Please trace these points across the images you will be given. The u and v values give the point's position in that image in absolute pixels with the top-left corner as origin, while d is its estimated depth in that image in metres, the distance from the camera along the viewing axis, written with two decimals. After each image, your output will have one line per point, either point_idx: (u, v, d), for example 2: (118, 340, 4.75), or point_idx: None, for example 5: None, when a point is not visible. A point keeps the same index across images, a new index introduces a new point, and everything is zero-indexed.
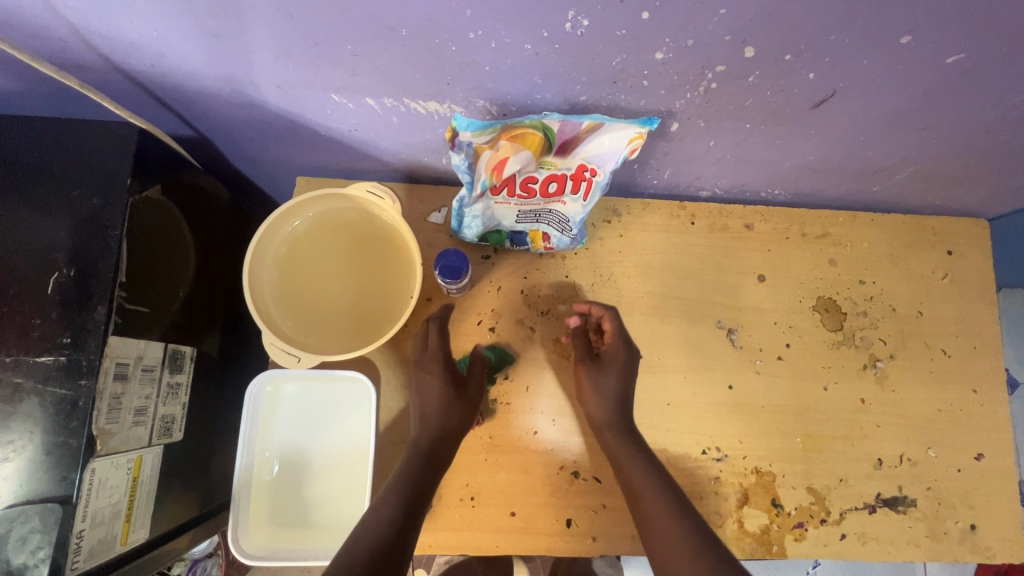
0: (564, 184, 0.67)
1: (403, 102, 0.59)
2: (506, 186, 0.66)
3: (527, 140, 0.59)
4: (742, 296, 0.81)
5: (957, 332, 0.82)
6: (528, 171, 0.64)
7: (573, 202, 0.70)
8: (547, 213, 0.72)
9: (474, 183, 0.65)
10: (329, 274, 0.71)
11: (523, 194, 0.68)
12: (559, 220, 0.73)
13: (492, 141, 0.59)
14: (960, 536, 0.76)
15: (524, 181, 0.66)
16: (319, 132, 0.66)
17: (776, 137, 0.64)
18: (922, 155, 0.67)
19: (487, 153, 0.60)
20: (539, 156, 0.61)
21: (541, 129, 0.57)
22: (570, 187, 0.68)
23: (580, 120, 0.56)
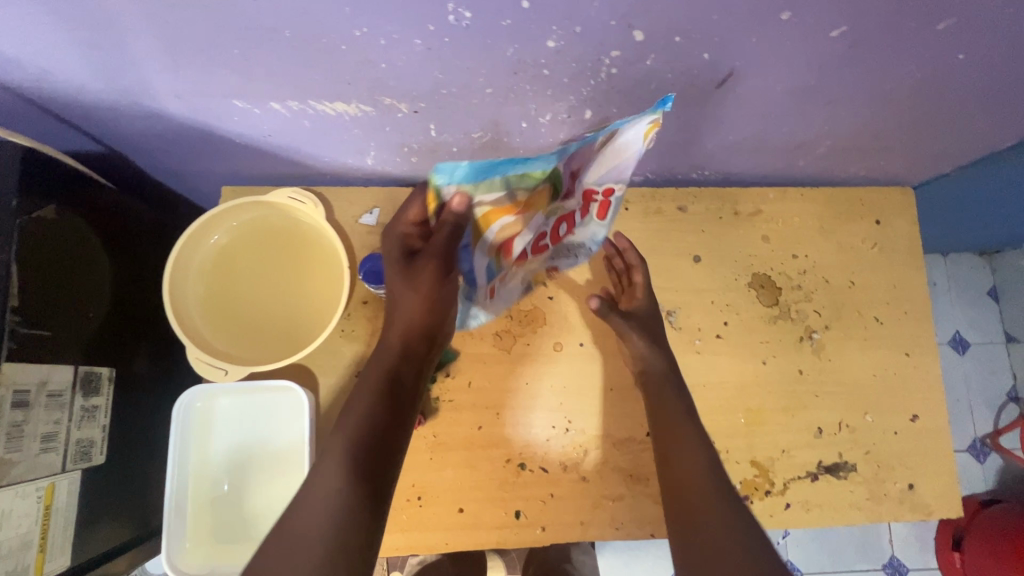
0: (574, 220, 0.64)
1: (309, 105, 0.58)
2: (519, 254, 0.65)
3: (537, 193, 0.55)
4: (679, 277, 0.82)
5: (888, 299, 0.84)
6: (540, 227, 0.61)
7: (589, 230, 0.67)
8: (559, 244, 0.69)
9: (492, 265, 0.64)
10: (257, 284, 0.70)
11: (536, 250, 0.66)
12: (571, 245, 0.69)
13: (500, 197, 0.55)
14: (899, 496, 0.79)
15: (534, 242, 0.64)
16: (232, 140, 0.65)
17: (690, 119, 0.65)
18: (834, 128, 0.69)
19: (499, 217, 0.58)
20: (548, 204, 0.57)
21: (548, 176, 0.53)
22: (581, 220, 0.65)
23: (591, 137, 0.51)
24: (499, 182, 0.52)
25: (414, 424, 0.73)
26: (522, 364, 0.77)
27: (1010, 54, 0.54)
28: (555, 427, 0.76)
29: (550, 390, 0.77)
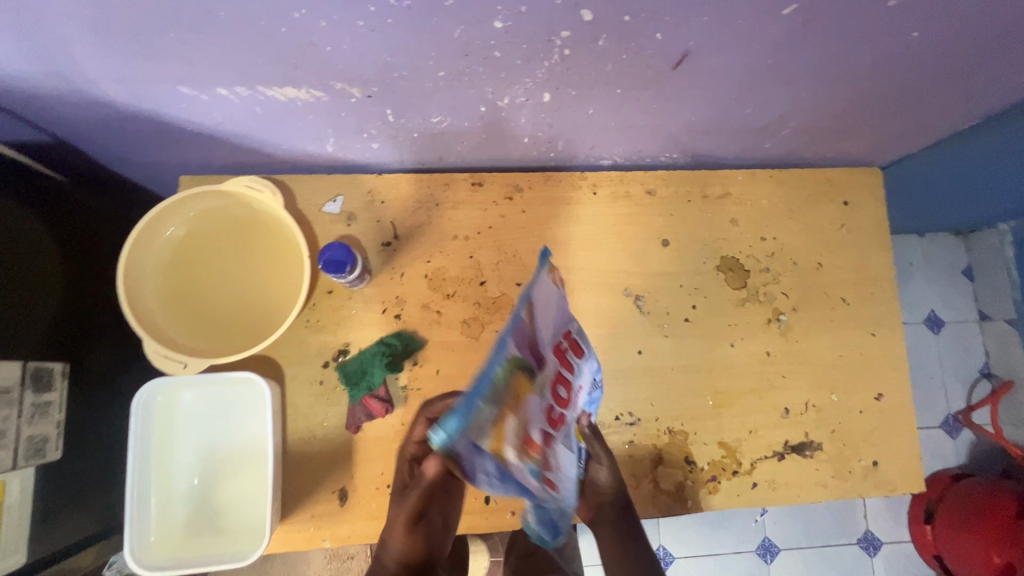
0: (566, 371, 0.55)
1: (258, 90, 0.56)
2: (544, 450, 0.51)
3: (518, 384, 0.44)
4: (647, 262, 0.82)
5: (855, 279, 0.85)
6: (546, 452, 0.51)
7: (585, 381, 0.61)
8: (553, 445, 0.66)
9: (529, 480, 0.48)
10: (218, 274, 0.69)
11: (556, 427, 0.53)
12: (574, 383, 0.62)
13: (496, 418, 0.42)
14: (864, 473, 0.80)
15: (547, 420, 0.51)
16: (184, 127, 0.63)
17: (651, 100, 0.64)
18: (797, 109, 0.68)
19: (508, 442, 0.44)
20: (535, 386, 0.47)
21: (515, 367, 0.43)
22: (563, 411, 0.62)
23: (516, 315, 0.44)
24: (487, 404, 0.40)
25: (382, 412, 0.73)
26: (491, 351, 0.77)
27: (963, 30, 0.54)
28: None
29: None
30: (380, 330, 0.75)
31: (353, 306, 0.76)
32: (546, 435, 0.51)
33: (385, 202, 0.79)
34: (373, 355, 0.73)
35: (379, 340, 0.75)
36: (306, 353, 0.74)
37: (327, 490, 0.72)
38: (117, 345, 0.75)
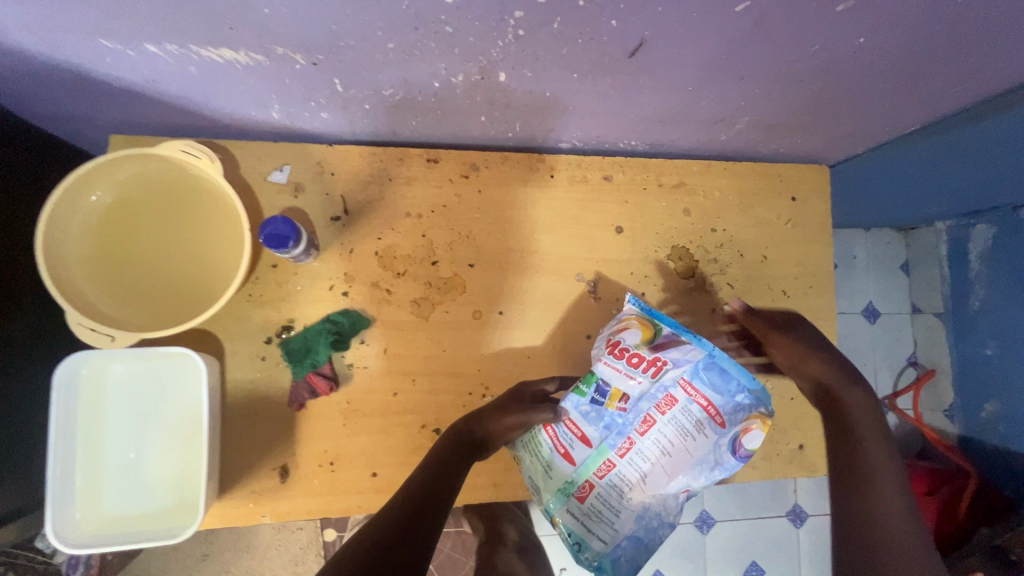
0: (613, 360, 0.66)
1: (192, 49, 0.52)
2: (616, 388, 0.65)
3: (641, 319, 0.67)
4: (600, 247, 0.83)
5: (796, 273, 0.89)
6: (663, 431, 0.64)
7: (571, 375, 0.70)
8: (593, 509, 0.64)
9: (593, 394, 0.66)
10: (152, 243, 0.65)
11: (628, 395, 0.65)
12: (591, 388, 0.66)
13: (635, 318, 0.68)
14: (790, 455, 0.86)
15: (625, 373, 0.65)
16: (111, 83, 0.59)
17: (608, 87, 0.63)
18: (751, 104, 0.69)
19: (631, 328, 0.67)
20: (651, 330, 0.67)
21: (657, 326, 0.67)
22: (619, 402, 0.65)
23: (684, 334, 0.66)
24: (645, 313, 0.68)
25: (326, 390, 0.72)
26: (440, 331, 0.77)
27: (907, 39, 0.55)
28: (472, 393, 0.77)
29: (468, 357, 0.77)
30: (327, 307, 0.74)
31: (298, 281, 0.73)
32: (656, 414, 0.64)
33: (336, 174, 0.76)
34: (319, 332, 0.72)
35: (326, 317, 0.74)
36: (248, 328, 0.72)
37: (267, 466, 0.71)
38: (39, 313, 0.71)
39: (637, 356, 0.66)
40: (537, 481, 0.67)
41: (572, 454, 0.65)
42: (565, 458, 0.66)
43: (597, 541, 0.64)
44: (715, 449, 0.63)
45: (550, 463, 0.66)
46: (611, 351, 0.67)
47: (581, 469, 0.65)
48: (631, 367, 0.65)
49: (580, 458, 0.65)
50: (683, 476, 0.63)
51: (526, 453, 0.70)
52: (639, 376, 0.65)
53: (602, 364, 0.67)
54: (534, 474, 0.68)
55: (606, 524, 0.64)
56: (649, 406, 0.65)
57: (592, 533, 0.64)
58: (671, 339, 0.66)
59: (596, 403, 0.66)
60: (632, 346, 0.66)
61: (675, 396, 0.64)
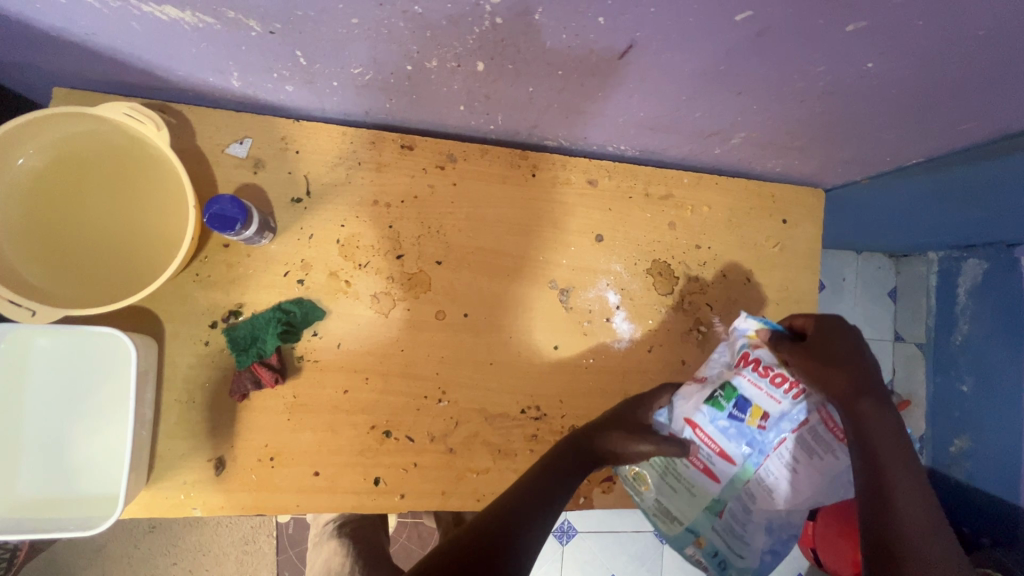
0: (751, 376, 0.65)
1: (132, 3, 0.47)
2: (758, 405, 0.64)
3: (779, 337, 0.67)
4: (578, 256, 0.79)
5: (778, 299, 0.85)
6: (794, 452, 0.64)
7: (698, 386, 0.68)
8: (731, 525, 0.66)
9: (733, 411, 0.64)
10: (89, 212, 0.60)
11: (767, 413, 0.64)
12: (722, 398, 0.65)
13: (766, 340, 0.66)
14: None
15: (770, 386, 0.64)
16: (46, 33, 0.53)
17: (596, 88, 0.58)
18: (748, 120, 0.65)
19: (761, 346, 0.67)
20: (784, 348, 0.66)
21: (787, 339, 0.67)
22: (759, 419, 0.64)
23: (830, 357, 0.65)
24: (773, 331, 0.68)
25: (272, 383, 0.68)
26: (400, 329, 0.73)
27: (919, 68, 0.51)
28: (427, 397, 0.73)
29: (428, 359, 0.74)
30: (280, 294, 0.69)
31: (250, 264, 0.69)
32: (792, 433, 0.65)
33: (300, 153, 0.71)
34: (270, 320, 0.68)
35: (277, 305, 0.69)
36: (191, 310, 0.67)
37: (201, 457, 0.67)
38: None
39: (782, 376, 0.64)
40: (674, 501, 0.69)
41: (712, 470, 0.66)
42: (707, 473, 0.66)
43: (738, 556, 0.67)
44: (844, 468, 0.64)
45: (692, 482, 0.67)
46: (752, 367, 0.65)
47: (725, 488, 0.66)
48: (771, 385, 0.64)
49: (722, 475, 0.66)
50: (813, 498, 0.64)
51: (652, 476, 0.70)
52: (780, 397, 0.64)
53: (739, 377, 0.65)
54: (668, 496, 0.70)
55: (744, 538, 0.67)
56: (792, 427, 0.64)
57: (739, 545, 0.67)
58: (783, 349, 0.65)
59: (736, 419, 0.64)
60: (773, 364, 0.65)
61: (810, 419, 0.64)
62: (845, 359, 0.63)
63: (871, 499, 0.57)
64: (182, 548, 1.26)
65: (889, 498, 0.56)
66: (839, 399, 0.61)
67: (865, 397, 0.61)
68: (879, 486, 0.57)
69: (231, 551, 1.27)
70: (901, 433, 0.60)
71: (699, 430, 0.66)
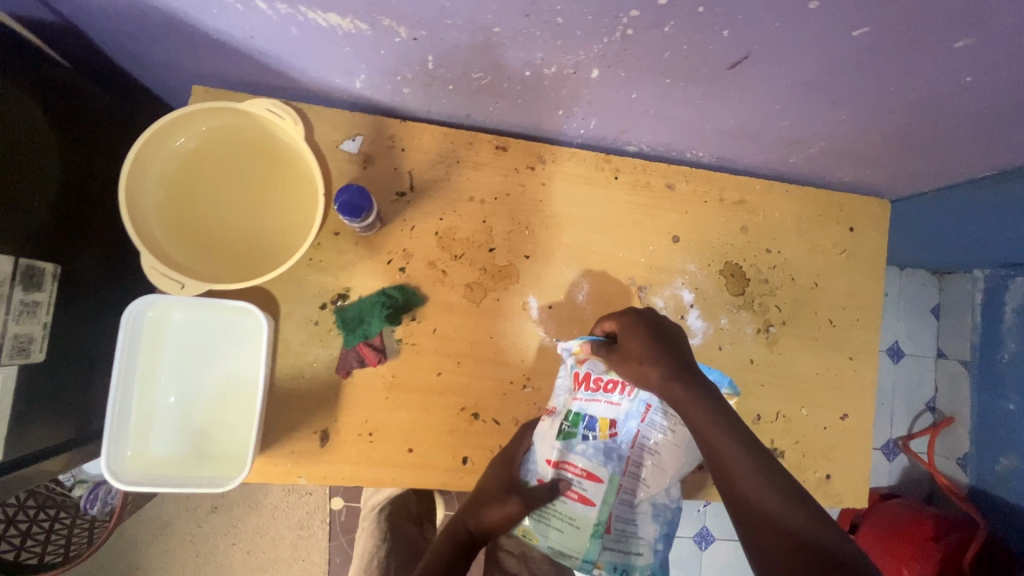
0: (589, 394, 0.69)
1: (300, 11, 0.53)
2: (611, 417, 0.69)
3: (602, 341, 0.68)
4: (655, 255, 0.83)
5: (845, 304, 0.88)
6: (650, 437, 0.70)
7: (551, 420, 0.70)
8: (621, 533, 0.68)
9: (590, 434, 0.69)
10: (225, 198, 0.66)
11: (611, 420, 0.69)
12: (586, 412, 0.69)
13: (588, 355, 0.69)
14: (816, 483, 0.86)
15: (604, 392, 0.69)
16: (209, 35, 0.59)
17: (696, 96, 0.63)
18: (832, 130, 0.69)
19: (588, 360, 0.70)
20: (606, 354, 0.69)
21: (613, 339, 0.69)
22: (608, 430, 0.69)
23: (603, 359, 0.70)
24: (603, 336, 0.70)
25: (374, 362, 0.73)
26: (490, 318, 0.77)
27: (1013, 83, 0.54)
28: (513, 383, 0.78)
29: (514, 346, 0.78)
30: (384, 280, 0.75)
31: (358, 251, 0.74)
32: (640, 425, 0.70)
33: (406, 151, 0.76)
34: (375, 304, 0.73)
35: (380, 291, 0.74)
36: (304, 292, 0.72)
37: (308, 429, 0.72)
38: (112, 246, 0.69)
39: (609, 381, 0.69)
40: (563, 539, 0.67)
41: (586, 495, 0.67)
42: (583, 501, 0.67)
43: (637, 557, 0.68)
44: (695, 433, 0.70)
45: (573, 513, 0.67)
46: (588, 385, 0.69)
47: (601, 507, 0.67)
48: (595, 396, 0.69)
49: (596, 496, 0.67)
50: (679, 470, 0.70)
51: (537, 524, 0.68)
52: (617, 399, 0.69)
53: (575, 402, 0.69)
54: (558, 538, 0.67)
55: (615, 537, 0.68)
56: (637, 421, 0.70)
57: (635, 547, 0.68)
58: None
59: (589, 438, 0.69)
60: (601, 375, 0.69)
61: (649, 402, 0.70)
62: (657, 350, 0.63)
63: (717, 466, 0.60)
64: (242, 530, 1.31)
65: (717, 463, 0.59)
66: (656, 382, 0.62)
67: (674, 380, 0.61)
68: (714, 450, 0.59)
69: (287, 535, 1.32)
70: (716, 405, 0.60)
71: (562, 463, 0.68)
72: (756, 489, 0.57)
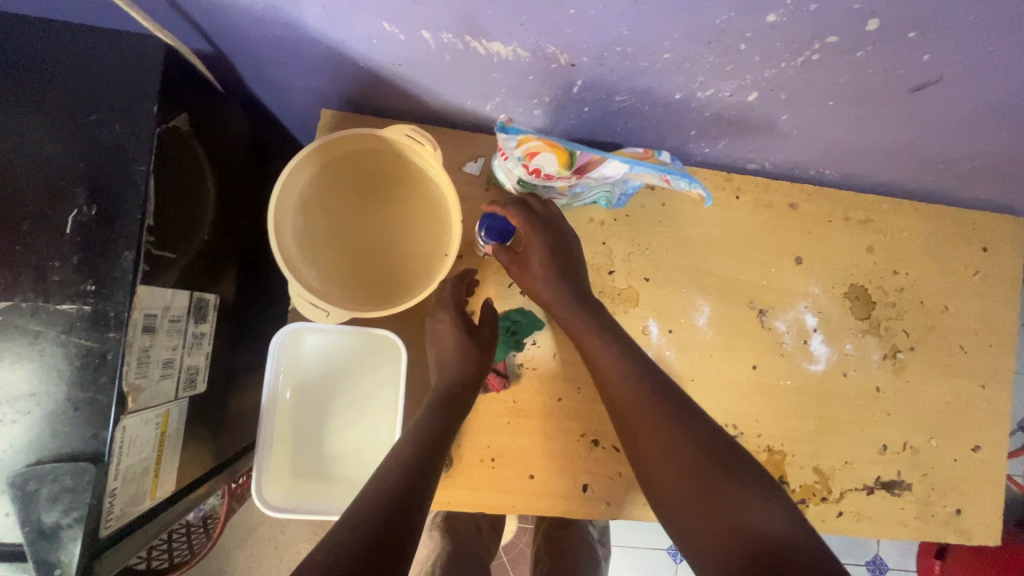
0: (545, 175, 0.65)
1: (464, 39, 0.52)
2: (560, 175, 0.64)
3: (550, 148, 0.60)
4: (776, 277, 0.80)
5: (976, 329, 0.83)
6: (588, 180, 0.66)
7: (509, 162, 0.65)
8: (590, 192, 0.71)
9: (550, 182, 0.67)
10: (361, 223, 0.66)
11: (558, 177, 0.65)
12: (542, 185, 0.68)
13: (529, 150, 0.60)
14: (946, 518, 0.81)
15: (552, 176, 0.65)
16: (358, 62, 0.59)
17: (856, 117, 0.60)
18: (993, 148, 0.65)
19: (535, 146, 0.60)
20: (565, 161, 0.61)
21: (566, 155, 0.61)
22: (569, 185, 0.68)
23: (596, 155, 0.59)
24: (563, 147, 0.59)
25: (498, 387, 0.72)
26: None
27: None
28: None
29: None
30: (506, 304, 0.74)
31: (480, 275, 0.73)
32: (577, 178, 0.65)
33: None
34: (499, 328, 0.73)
35: (503, 314, 0.74)
36: None
37: None
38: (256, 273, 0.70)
39: (559, 177, 0.64)
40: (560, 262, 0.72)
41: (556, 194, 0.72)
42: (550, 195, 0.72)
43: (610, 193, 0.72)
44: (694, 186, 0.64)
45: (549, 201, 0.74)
46: (538, 174, 0.64)
47: (570, 197, 0.73)
48: (546, 181, 0.66)
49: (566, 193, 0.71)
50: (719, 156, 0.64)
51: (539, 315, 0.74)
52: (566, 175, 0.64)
53: (531, 177, 0.66)
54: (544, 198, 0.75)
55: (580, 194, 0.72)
56: (599, 176, 0.65)
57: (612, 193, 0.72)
58: (590, 161, 0.61)
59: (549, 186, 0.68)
60: (552, 174, 0.64)
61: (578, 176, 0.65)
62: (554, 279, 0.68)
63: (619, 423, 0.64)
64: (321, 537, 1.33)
65: (613, 403, 0.64)
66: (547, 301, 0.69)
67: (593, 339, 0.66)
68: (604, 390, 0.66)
69: None
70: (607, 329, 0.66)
71: (532, 191, 0.71)
72: (641, 420, 0.61)
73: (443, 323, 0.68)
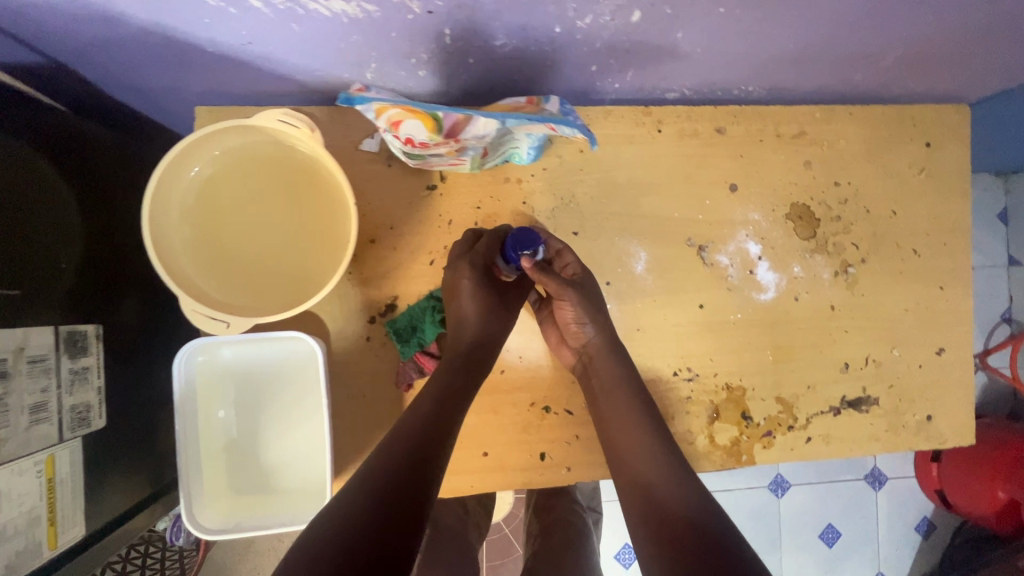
0: (420, 142, 0.59)
1: (300, 3, 0.47)
2: (435, 141, 0.59)
3: (410, 113, 0.54)
4: (712, 209, 0.76)
5: (928, 230, 0.80)
6: (473, 143, 0.61)
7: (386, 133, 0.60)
8: (491, 152, 0.65)
9: (432, 151, 0.62)
10: (254, 225, 0.62)
11: (436, 142, 0.59)
12: (428, 154, 0.63)
13: (387, 114, 0.55)
14: (917, 427, 0.80)
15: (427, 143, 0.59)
16: (205, 49, 0.54)
17: (753, 23, 0.55)
18: (910, 33, 0.60)
19: (393, 113, 0.54)
20: (431, 124, 0.56)
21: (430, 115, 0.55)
22: (456, 150, 0.62)
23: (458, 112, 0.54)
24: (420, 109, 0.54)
25: None
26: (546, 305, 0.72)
27: None
28: None
29: None
30: (430, 283, 0.70)
31: (399, 256, 0.69)
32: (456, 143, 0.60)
33: None
34: (423, 311, 0.68)
35: (429, 295, 0.69)
36: (351, 307, 0.68)
37: None
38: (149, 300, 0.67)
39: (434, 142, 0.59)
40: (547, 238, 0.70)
41: (455, 160, 0.66)
42: (451, 162, 0.66)
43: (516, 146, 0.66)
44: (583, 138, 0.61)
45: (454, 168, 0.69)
46: (414, 142, 0.59)
47: (474, 162, 0.67)
48: (426, 150, 0.61)
49: (463, 159, 0.66)
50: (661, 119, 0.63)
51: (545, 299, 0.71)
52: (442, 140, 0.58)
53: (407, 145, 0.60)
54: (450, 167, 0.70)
55: (488, 155, 0.66)
56: (479, 138, 0.59)
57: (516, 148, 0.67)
58: (457, 125, 0.55)
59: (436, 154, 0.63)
60: (425, 140, 0.58)
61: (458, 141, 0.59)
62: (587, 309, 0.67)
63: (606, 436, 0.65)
64: None
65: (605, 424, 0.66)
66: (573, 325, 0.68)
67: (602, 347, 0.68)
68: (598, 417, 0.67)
69: None
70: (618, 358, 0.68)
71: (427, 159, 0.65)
72: (631, 435, 0.63)
73: (465, 278, 0.65)
